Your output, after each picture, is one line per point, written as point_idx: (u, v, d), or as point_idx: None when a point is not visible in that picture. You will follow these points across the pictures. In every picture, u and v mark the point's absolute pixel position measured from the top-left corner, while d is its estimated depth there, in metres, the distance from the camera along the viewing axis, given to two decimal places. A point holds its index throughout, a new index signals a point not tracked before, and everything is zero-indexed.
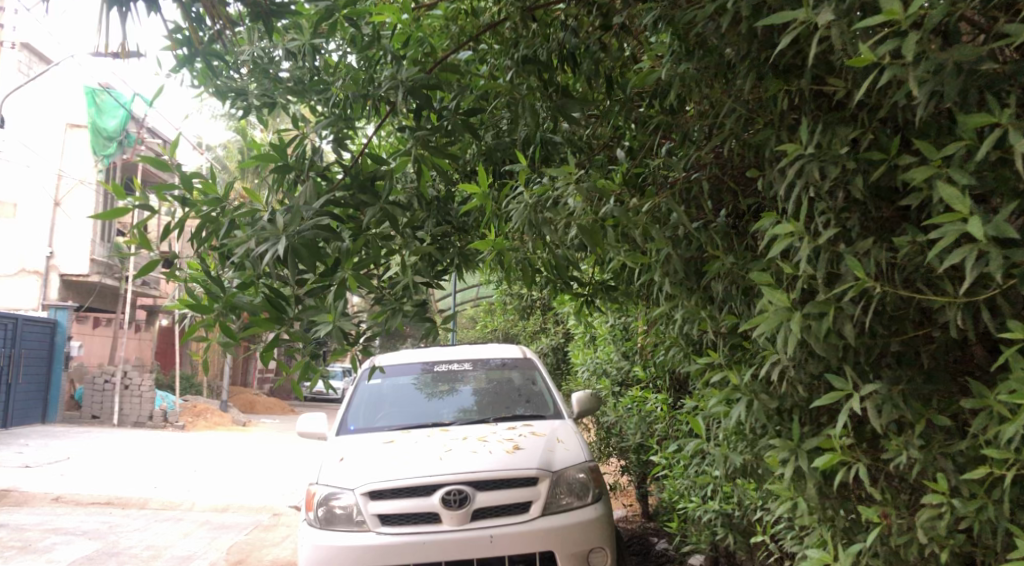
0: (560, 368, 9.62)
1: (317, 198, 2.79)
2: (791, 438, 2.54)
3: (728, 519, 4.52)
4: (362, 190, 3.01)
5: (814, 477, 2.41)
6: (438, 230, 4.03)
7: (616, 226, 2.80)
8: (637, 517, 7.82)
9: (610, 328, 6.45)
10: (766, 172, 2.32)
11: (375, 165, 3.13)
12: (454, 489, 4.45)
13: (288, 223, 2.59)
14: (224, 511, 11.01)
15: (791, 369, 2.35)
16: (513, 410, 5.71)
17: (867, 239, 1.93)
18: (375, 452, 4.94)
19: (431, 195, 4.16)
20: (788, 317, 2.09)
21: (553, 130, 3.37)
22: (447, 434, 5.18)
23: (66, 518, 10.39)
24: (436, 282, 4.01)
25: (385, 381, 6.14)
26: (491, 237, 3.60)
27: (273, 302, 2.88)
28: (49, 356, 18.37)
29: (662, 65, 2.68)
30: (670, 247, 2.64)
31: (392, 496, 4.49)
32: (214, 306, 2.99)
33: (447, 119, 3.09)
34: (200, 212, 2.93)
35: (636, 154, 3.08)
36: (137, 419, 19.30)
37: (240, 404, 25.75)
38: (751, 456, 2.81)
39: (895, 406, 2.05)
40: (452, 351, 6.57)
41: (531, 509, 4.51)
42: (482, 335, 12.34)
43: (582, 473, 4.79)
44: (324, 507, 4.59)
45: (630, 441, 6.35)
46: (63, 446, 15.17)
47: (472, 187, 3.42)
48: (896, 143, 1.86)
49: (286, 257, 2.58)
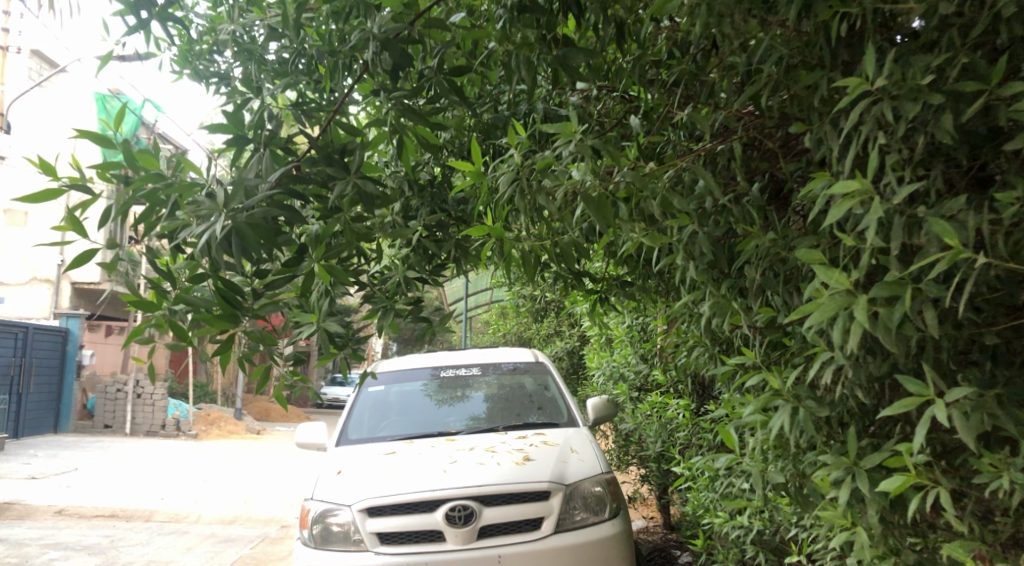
0: (575, 373, 9.16)
1: (276, 169, 2.45)
2: (847, 455, 2.08)
3: (761, 538, 4.06)
4: (328, 163, 2.55)
5: (878, 503, 1.95)
6: (432, 219, 3.64)
7: (629, 201, 2.35)
8: (659, 528, 7.33)
9: (627, 329, 6.00)
10: (815, 126, 1.88)
11: (348, 138, 2.71)
12: (458, 504, 4.01)
13: (231, 197, 2.20)
14: (232, 524, 10.64)
15: (848, 370, 1.89)
16: (523, 418, 5.26)
17: (959, 197, 1.48)
18: (375, 464, 4.51)
19: (426, 181, 3.77)
20: (850, 302, 1.64)
21: (560, 99, 2.95)
22: (453, 444, 4.75)
23: (68, 532, 10.04)
24: (434, 279, 3.75)
25: (388, 387, 5.72)
26: (490, 224, 3.18)
27: (225, 298, 2.53)
28: (60, 366, 18.14)
29: (683, 3, 2.24)
30: (695, 223, 2.19)
31: (392, 512, 4.05)
32: (162, 303, 2.71)
33: (431, 80, 2.66)
34: (143, 191, 2.52)
35: (655, 122, 2.65)
36: (150, 428, 18.94)
37: (254, 413, 25.48)
38: (794, 475, 2.35)
39: (992, 415, 1.59)
40: (460, 356, 6.13)
41: (543, 526, 4.05)
42: (495, 339, 11.87)
43: (599, 486, 4.32)
44: (319, 524, 4.16)
45: (651, 450, 5.89)
46: (73, 457, 14.90)
47: (466, 166, 2.99)
48: (1000, 67, 1.42)
49: (228, 239, 2.20)
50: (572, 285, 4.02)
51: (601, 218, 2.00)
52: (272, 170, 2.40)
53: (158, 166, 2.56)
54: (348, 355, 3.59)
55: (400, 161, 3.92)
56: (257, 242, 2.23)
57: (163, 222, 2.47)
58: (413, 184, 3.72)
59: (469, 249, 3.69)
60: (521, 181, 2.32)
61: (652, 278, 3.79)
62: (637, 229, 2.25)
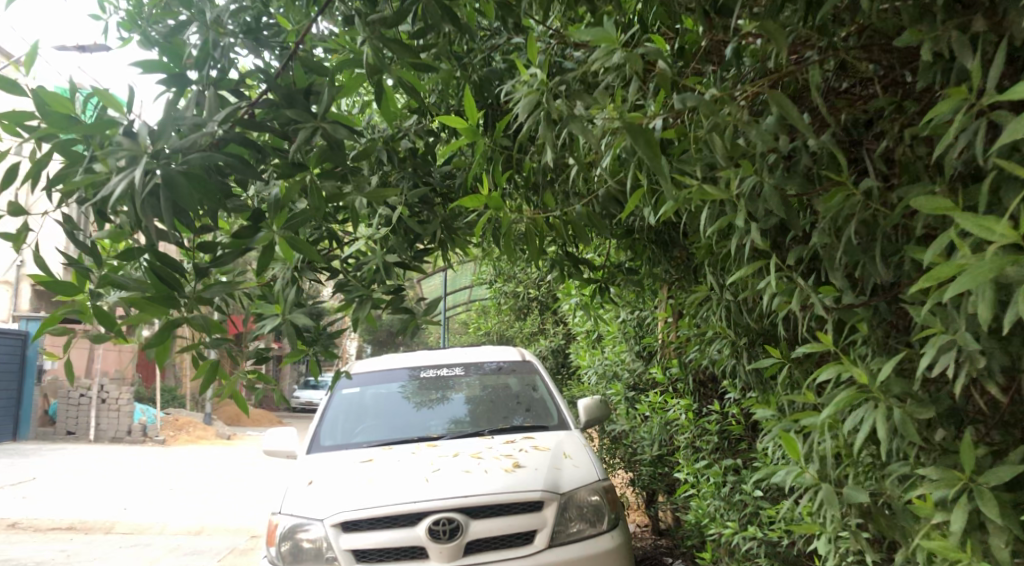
0: (560, 373, 8.66)
1: (222, 109, 1.94)
2: (958, 468, 1.64)
3: (776, 551, 3.58)
4: (289, 104, 2.00)
5: (1007, 529, 1.51)
6: (415, 194, 3.17)
7: (674, 151, 1.87)
8: (648, 534, 6.82)
9: (622, 324, 5.53)
10: (934, 35, 1.44)
11: (314, 77, 2.16)
12: (442, 517, 3.52)
13: (158, 137, 1.70)
14: (198, 535, 9.98)
15: (977, 356, 1.45)
16: (511, 421, 4.77)
17: None
18: (350, 473, 3.99)
19: (407, 149, 3.29)
20: (1017, 259, 1.19)
21: (566, 50, 2.53)
22: (436, 450, 4.24)
23: (20, 547, 9.34)
24: (414, 263, 3.31)
25: (364, 389, 5.19)
26: (483, 192, 2.70)
27: (161, 278, 1.99)
28: (20, 370, 17.29)
29: None
30: (765, 173, 1.72)
31: (369, 527, 3.55)
32: (85, 287, 2.14)
33: (418, 5, 2.16)
34: (55, 141, 1.97)
35: (689, 62, 2.20)
36: (115, 435, 18.15)
37: (223, 417, 24.67)
38: (873, 491, 1.91)
39: None
40: (442, 355, 5.61)
41: (536, 540, 3.56)
42: (474, 339, 11.33)
43: (596, 495, 3.81)
44: (288, 542, 3.61)
45: (645, 454, 5.42)
46: (31, 465, 14.10)
47: (458, 122, 2.50)
48: None
49: (150, 191, 1.68)
50: (569, 270, 3.55)
51: (653, 155, 1.53)
52: (218, 108, 1.89)
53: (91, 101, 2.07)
54: (328, 353, 3.20)
55: (378, 128, 3.42)
56: (191, 196, 1.72)
57: (80, 179, 1.93)
58: (393, 154, 3.24)
59: (456, 230, 3.28)
60: (540, 122, 1.82)
61: (660, 261, 3.40)
62: (688, 181, 1.77)
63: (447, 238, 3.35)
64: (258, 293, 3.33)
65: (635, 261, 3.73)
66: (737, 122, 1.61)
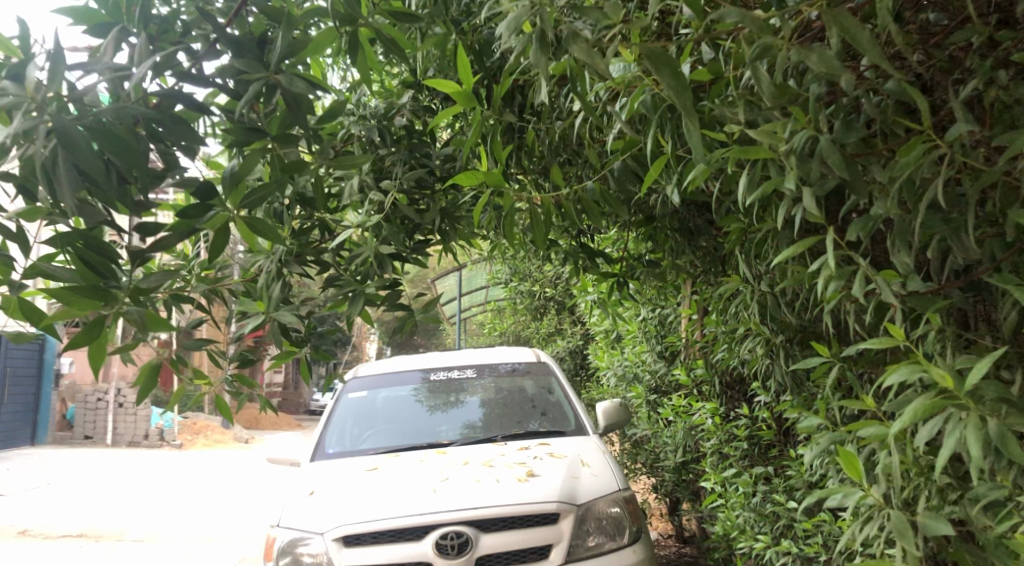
0: (579, 374, 8.29)
1: (154, 56, 1.63)
2: None
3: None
4: (240, 54, 1.68)
5: None
6: (410, 176, 2.85)
7: (711, 99, 1.53)
8: (671, 542, 6.44)
9: (642, 323, 5.17)
10: None
11: (277, 29, 1.85)
12: (451, 530, 3.18)
13: (48, 82, 1.44)
14: (210, 542, 9.70)
15: None
16: (525, 426, 4.43)
17: None
18: (354, 482, 3.67)
19: (401, 127, 2.99)
20: None
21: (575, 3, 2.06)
22: (445, 458, 3.91)
23: (27, 554, 9.10)
24: (410, 254, 2.98)
25: (372, 392, 4.86)
26: (483, 169, 2.37)
27: (88, 263, 1.67)
28: (37, 375, 17.17)
29: None
30: (822, 121, 1.38)
31: (372, 541, 3.22)
32: (9, 278, 1.81)
33: None
34: None
35: None
36: (132, 439, 18.00)
37: (243, 420, 24.55)
38: (961, 520, 1.54)
39: None
40: (454, 356, 5.28)
41: (552, 556, 3.21)
42: (490, 340, 10.98)
43: (617, 506, 3.44)
44: (286, 558, 3.28)
45: (668, 461, 5.05)
46: (45, 471, 13.94)
47: (453, 87, 2.15)
48: None
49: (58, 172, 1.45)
50: (584, 259, 3.20)
51: (683, 91, 1.21)
52: (151, 57, 1.61)
53: (21, 53, 1.78)
54: (322, 356, 2.92)
55: (372, 107, 3.12)
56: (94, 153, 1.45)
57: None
58: (385, 134, 2.96)
59: (456, 216, 2.95)
60: (543, 64, 1.48)
61: (684, 250, 3.06)
62: (730, 135, 1.42)
63: (449, 227, 3.03)
64: (244, 288, 3.01)
65: (656, 251, 3.39)
66: (790, 52, 1.27)
